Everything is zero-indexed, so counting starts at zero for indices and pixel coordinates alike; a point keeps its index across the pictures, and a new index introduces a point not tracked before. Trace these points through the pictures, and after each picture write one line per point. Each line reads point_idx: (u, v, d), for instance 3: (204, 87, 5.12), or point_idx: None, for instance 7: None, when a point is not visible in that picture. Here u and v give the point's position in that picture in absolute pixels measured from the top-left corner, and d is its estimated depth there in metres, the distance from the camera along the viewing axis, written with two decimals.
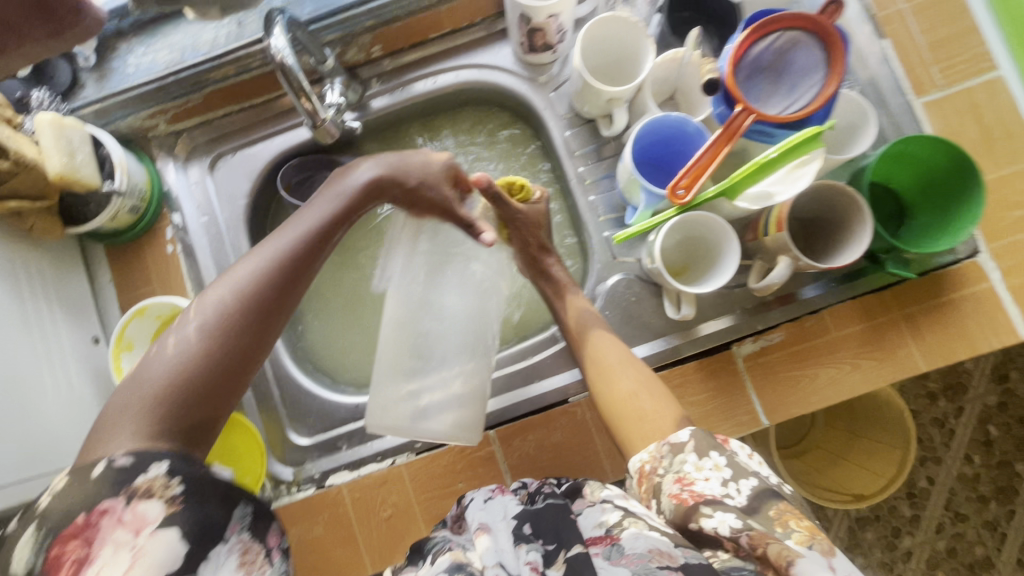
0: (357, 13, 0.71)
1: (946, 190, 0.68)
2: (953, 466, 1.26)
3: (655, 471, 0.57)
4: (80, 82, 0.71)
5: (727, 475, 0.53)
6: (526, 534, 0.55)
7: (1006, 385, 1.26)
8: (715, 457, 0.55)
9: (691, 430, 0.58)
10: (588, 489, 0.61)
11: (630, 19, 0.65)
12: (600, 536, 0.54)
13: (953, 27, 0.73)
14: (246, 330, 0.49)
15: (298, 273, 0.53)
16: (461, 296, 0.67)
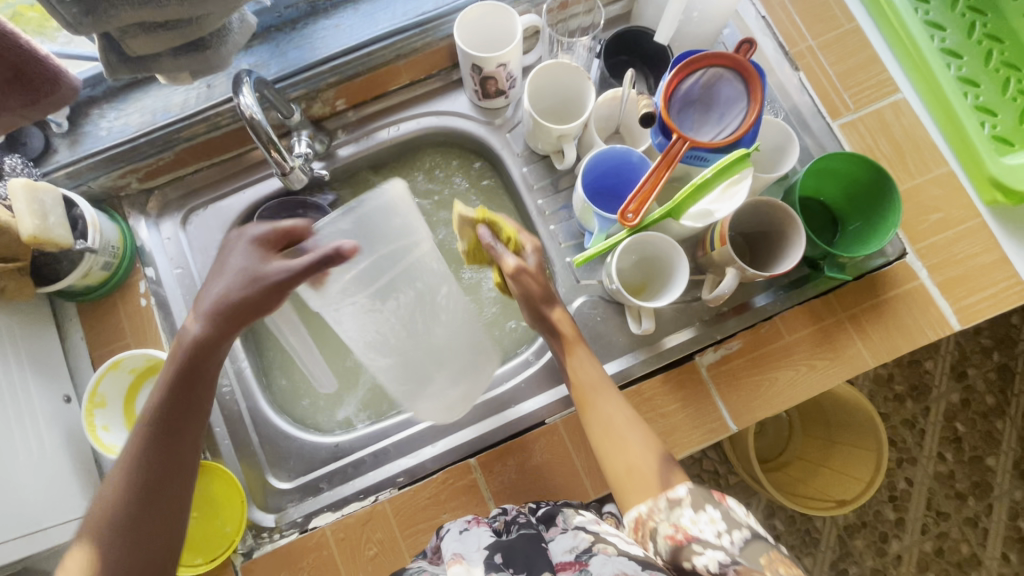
0: (320, 71, 0.76)
1: (869, 198, 0.75)
2: (929, 465, 1.30)
3: (651, 518, 0.59)
4: (52, 147, 0.74)
5: (722, 527, 0.54)
6: (497, 564, 0.57)
7: (966, 382, 1.33)
8: (711, 511, 0.56)
9: (688, 485, 0.59)
10: (562, 518, 0.64)
11: (572, 65, 0.72)
12: (568, 560, 0.57)
13: (858, 58, 0.82)
14: (163, 475, 0.54)
15: (195, 405, 0.58)
16: (444, 318, 0.68)
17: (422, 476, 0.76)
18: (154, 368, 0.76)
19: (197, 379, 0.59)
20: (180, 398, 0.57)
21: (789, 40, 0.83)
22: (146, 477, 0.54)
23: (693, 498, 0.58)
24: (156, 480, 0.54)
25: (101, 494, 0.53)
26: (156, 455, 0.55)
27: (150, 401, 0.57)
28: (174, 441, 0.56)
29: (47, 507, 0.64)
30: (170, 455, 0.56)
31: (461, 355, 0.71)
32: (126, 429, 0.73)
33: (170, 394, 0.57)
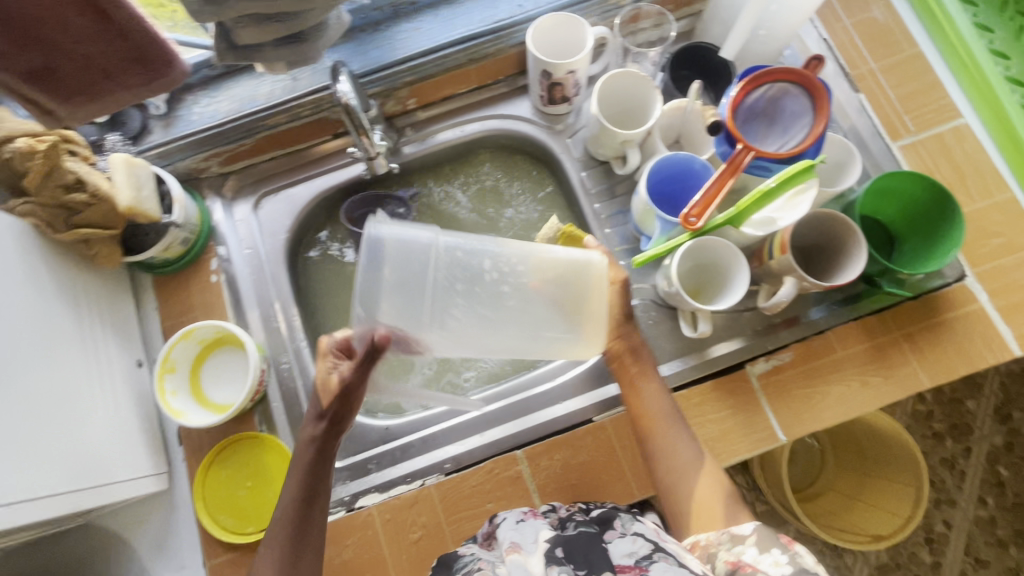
0: (398, 70, 0.80)
1: (929, 219, 0.75)
2: (969, 508, 1.26)
3: (713, 547, 0.60)
4: (148, 128, 0.79)
5: (788, 571, 0.54)
6: (557, 557, 0.60)
7: (1010, 425, 1.28)
8: (778, 554, 0.56)
9: (755, 525, 0.59)
10: (620, 521, 0.66)
11: (638, 73, 0.75)
12: (629, 564, 0.59)
13: (919, 82, 0.83)
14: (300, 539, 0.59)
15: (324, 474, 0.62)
16: (533, 288, 0.59)
17: (468, 464, 0.77)
18: (220, 342, 0.80)
19: (322, 467, 0.62)
20: (309, 491, 0.60)
21: (849, 62, 0.85)
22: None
23: (759, 537, 0.58)
24: (295, 572, 0.57)
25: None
26: (296, 549, 0.58)
27: (280, 507, 0.60)
28: (307, 531, 0.60)
29: (117, 462, 0.67)
30: (307, 545, 0.59)
31: (553, 313, 0.60)
32: (191, 397, 0.76)
33: (300, 491, 0.60)
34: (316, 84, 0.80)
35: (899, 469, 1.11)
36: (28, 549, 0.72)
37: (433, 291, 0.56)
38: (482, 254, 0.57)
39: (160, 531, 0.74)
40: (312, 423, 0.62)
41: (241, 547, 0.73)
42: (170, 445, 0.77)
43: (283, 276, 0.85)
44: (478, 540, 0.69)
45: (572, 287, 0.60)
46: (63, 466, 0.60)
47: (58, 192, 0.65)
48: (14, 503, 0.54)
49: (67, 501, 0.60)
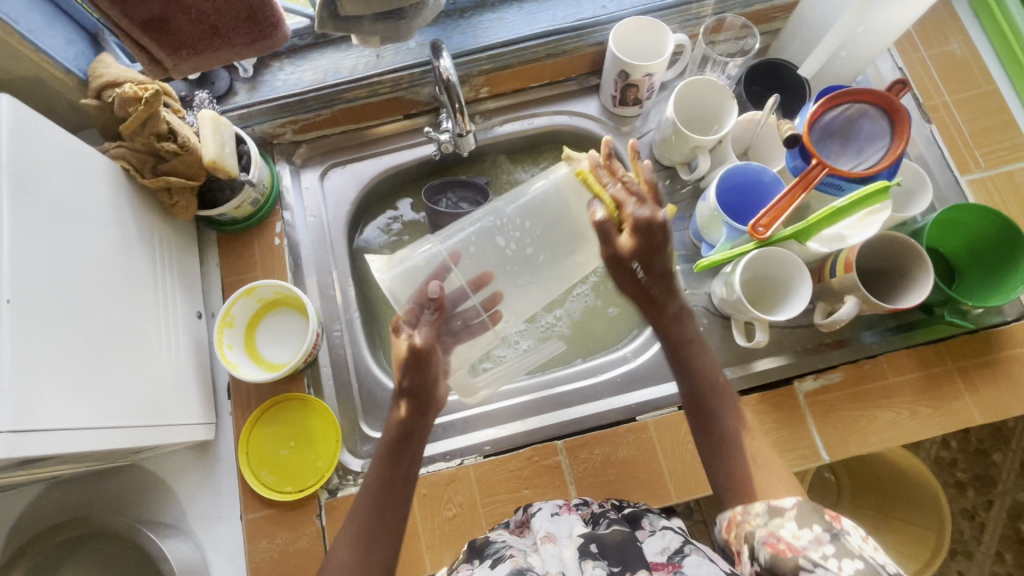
0: (478, 57, 0.82)
1: (996, 254, 0.74)
2: (984, 563, 1.19)
3: (744, 524, 0.53)
4: (234, 90, 0.82)
5: (830, 550, 0.47)
6: (592, 552, 0.53)
7: None
8: (819, 530, 0.49)
9: (797, 498, 0.52)
10: (648, 521, 0.60)
11: (717, 82, 0.76)
12: (662, 562, 0.54)
13: (992, 119, 0.83)
14: (382, 509, 0.57)
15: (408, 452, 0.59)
16: (538, 223, 0.62)
17: (507, 449, 0.78)
18: (277, 302, 0.81)
19: (407, 450, 0.59)
20: (388, 477, 0.58)
21: (924, 93, 0.85)
22: (363, 566, 0.54)
23: (799, 512, 0.50)
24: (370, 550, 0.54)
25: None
26: (372, 537, 0.55)
27: (361, 493, 0.58)
28: (385, 520, 0.56)
29: (174, 405, 0.69)
30: (383, 535, 0.56)
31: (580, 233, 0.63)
32: (245, 352, 0.78)
33: (381, 476, 0.58)
34: (397, 64, 0.82)
35: (922, 514, 1.06)
36: (75, 482, 0.74)
37: (469, 271, 0.63)
38: (493, 232, 0.63)
39: (200, 480, 0.75)
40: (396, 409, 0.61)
41: (277, 505, 0.73)
42: (220, 397, 0.79)
43: (342, 246, 0.87)
44: (508, 527, 0.64)
45: (575, 208, 0.61)
46: (131, 400, 0.62)
47: (152, 139, 0.68)
48: (91, 428, 0.56)
49: (131, 435, 0.61)
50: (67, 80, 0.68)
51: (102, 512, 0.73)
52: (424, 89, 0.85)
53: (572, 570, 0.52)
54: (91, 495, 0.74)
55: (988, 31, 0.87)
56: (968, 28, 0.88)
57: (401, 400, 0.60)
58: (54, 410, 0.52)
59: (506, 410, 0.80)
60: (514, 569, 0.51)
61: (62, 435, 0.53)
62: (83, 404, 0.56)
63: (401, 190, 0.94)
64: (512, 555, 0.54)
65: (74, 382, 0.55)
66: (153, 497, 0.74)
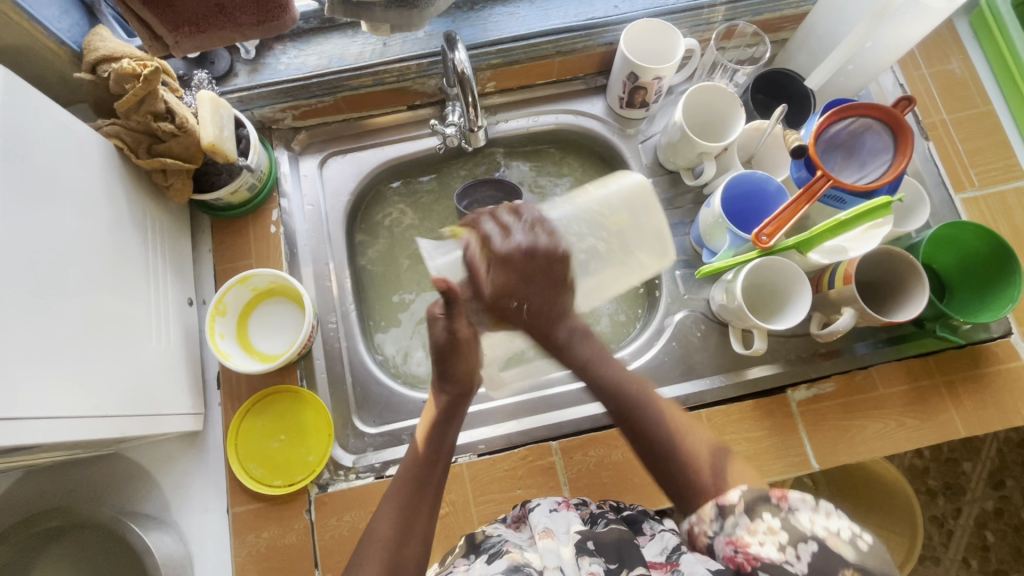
0: (486, 52, 0.81)
1: (987, 272, 0.75)
2: (951, 568, 1.23)
3: (704, 532, 0.51)
4: (234, 72, 0.80)
5: (784, 539, 0.45)
6: (588, 548, 0.53)
7: (1003, 491, 1.24)
8: (769, 519, 0.47)
9: (741, 487, 0.50)
10: (648, 525, 0.60)
11: (727, 90, 0.76)
12: (660, 561, 0.52)
13: (988, 139, 0.85)
14: (421, 479, 0.59)
15: (443, 428, 0.63)
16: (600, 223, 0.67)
17: (501, 448, 0.77)
18: (271, 292, 0.79)
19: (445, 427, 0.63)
20: (430, 452, 0.61)
21: (923, 111, 0.87)
22: (401, 533, 0.55)
23: (745, 504, 0.49)
24: (413, 517, 0.56)
25: (366, 549, 0.54)
26: (413, 506, 0.57)
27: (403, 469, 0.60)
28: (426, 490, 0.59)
29: (164, 395, 0.68)
30: (421, 505, 0.57)
31: (642, 238, 0.68)
32: (236, 341, 0.76)
33: (424, 451, 0.61)
34: (405, 53, 0.80)
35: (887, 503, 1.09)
36: (55, 470, 0.71)
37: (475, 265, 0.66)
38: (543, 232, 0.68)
39: (186, 472, 0.73)
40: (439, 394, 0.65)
41: (266, 499, 0.72)
42: (209, 387, 0.77)
43: (339, 236, 0.85)
44: (505, 522, 0.63)
45: (635, 204, 0.68)
46: (120, 389, 0.60)
47: (148, 118, 0.66)
48: (76, 417, 0.54)
49: (117, 425, 0.59)
50: (60, 52, 0.65)
51: (82, 501, 0.71)
52: (430, 80, 0.84)
53: (569, 566, 0.51)
54: (72, 484, 0.71)
55: (987, 52, 0.89)
56: (969, 48, 0.89)
57: (445, 386, 0.65)
58: (42, 394, 0.51)
59: (500, 409, 0.79)
60: (511, 565, 0.50)
61: (44, 424, 0.51)
62: (69, 389, 0.54)
63: (401, 182, 0.93)
64: (509, 550, 0.53)
65: (60, 365, 0.53)
66: (136, 488, 0.72)
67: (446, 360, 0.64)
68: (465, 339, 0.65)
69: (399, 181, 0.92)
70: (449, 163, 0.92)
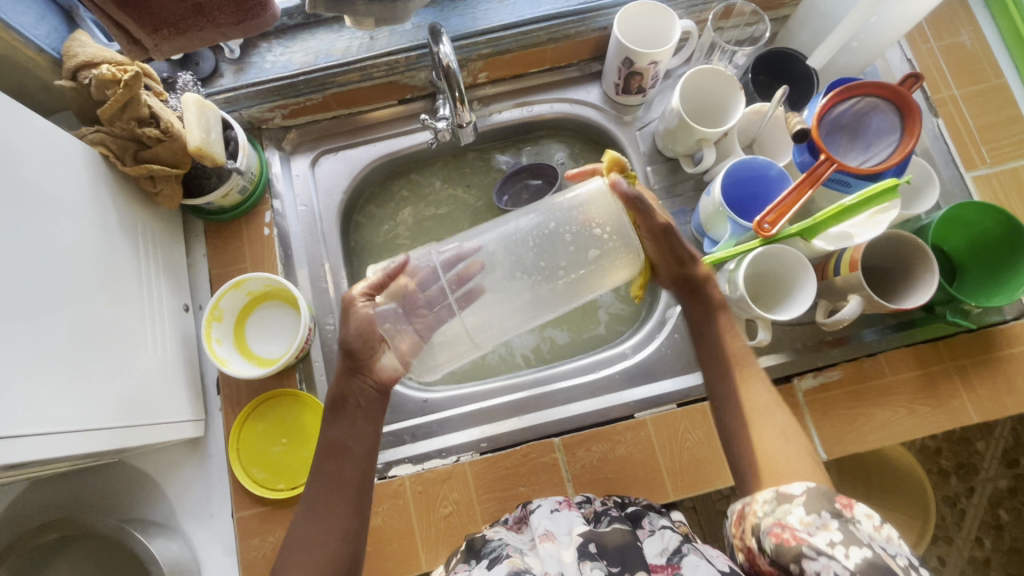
0: (476, 41, 0.79)
1: (999, 252, 0.73)
2: (964, 548, 1.22)
3: (756, 514, 0.51)
4: (220, 72, 0.78)
5: (837, 537, 0.44)
6: (590, 552, 0.52)
7: (1017, 469, 1.22)
8: (827, 518, 0.46)
9: (807, 484, 0.50)
10: (648, 520, 0.59)
11: (726, 72, 0.74)
12: (661, 563, 0.52)
13: (1000, 114, 0.82)
14: (337, 473, 0.57)
15: (357, 413, 0.60)
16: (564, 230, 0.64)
17: (503, 446, 0.76)
18: (267, 295, 0.78)
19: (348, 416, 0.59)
20: (341, 441, 0.58)
21: (932, 86, 0.83)
22: (326, 528, 0.54)
23: (808, 498, 0.48)
24: (332, 512, 0.55)
25: (291, 553, 0.53)
26: (335, 499, 0.56)
27: (316, 460, 0.58)
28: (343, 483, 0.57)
29: (162, 403, 0.67)
30: (344, 497, 0.56)
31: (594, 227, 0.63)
32: (234, 347, 0.76)
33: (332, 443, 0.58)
34: (392, 46, 0.78)
35: (902, 479, 1.07)
36: (60, 479, 0.71)
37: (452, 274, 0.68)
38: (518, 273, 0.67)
39: (191, 477, 0.73)
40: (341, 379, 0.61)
41: (269, 502, 0.72)
42: (209, 392, 0.76)
43: (334, 235, 0.84)
44: (506, 523, 0.62)
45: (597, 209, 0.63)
46: (117, 400, 0.60)
47: (132, 124, 0.65)
48: (72, 430, 0.54)
49: (115, 437, 0.59)
50: (40, 59, 0.63)
51: (88, 510, 0.71)
52: (420, 73, 0.82)
53: (570, 570, 0.50)
54: (78, 493, 0.72)
55: (999, 23, 0.85)
56: (980, 19, 0.86)
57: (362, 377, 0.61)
58: (42, 407, 0.51)
59: (502, 406, 0.79)
60: (512, 570, 0.49)
61: (42, 441, 0.51)
62: (68, 401, 0.54)
63: (395, 178, 0.91)
64: (510, 555, 0.52)
65: (59, 376, 0.54)
66: (141, 495, 0.73)
67: (356, 359, 0.60)
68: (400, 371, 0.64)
69: (393, 176, 0.91)
70: (442, 156, 0.91)
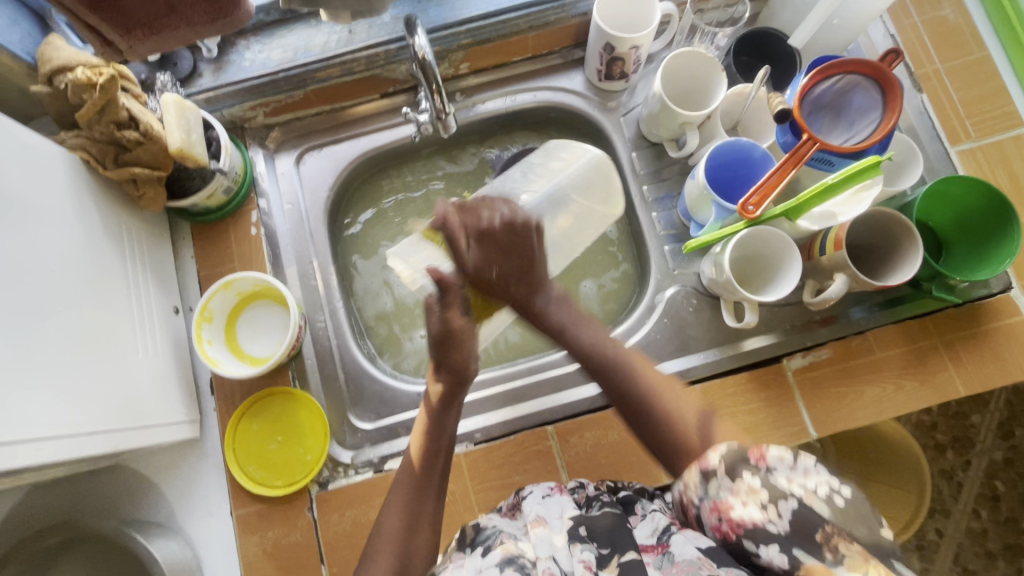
0: (456, 32, 0.78)
1: (984, 227, 0.73)
2: (962, 519, 1.23)
3: (692, 500, 0.50)
4: (198, 72, 0.78)
5: (765, 498, 0.44)
6: (580, 535, 0.53)
7: (1012, 441, 1.23)
8: (750, 478, 0.45)
9: (721, 448, 0.48)
10: (640, 506, 0.60)
11: (706, 54, 0.73)
12: (651, 543, 0.53)
13: (983, 88, 0.82)
14: (421, 473, 0.60)
15: (443, 416, 0.63)
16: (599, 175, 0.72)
17: (498, 435, 0.77)
18: (257, 295, 0.79)
19: (449, 417, 0.63)
20: (432, 442, 0.61)
21: (915, 61, 0.83)
22: (411, 525, 0.56)
23: (727, 466, 0.47)
24: (420, 511, 0.57)
25: (378, 546, 0.55)
26: (419, 499, 0.58)
27: (411, 458, 0.61)
28: (431, 479, 0.60)
29: (156, 406, 0.68)
30: (427, 495, 0.59)
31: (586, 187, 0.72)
32: (226, 347, 0.76)
33: (427, 442, 0.61)
34: (372, 39, 0.78)
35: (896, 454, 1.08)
36: (58, 484, 0.72)
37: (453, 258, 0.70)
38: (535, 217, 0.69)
39: (189, 477, 0.74)
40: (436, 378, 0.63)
41: (267, 499, 0.73)
42: (203, 393, 0.77)
43: (321, 232, 0.84)
44: (500, 510, 0.62)
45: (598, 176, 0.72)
46: (108, 404, 0.60)
47: (111, 128, 0.65)
48: (63, 436, 0.54)
49: (110, 440, 0.60)
50: (15, 65, 0.63)
51: (88, 513, 0.72)
52: (401, 66, 0.81)
53: (562, 554, 0.51)
54: (76, 497, 0.72)
55: None
56: None
57: (440, 372, 0.63)
58: (35, 411, 0.52)
59: (495, 396, 0.79)
60: (504, 558, 0.50)
61: (36, 446, 0.51)
62: (60, 405, 0.55)
63: (384, 172, 0.91)
64: (502, 542, 0.53)
65: (50, 380, 0.54)
66: (140, 496, 0.73)
67: (443, 348, 0.62)
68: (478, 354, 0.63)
69: (380, 171, 0.90)
70: (427, 150, 0.90)
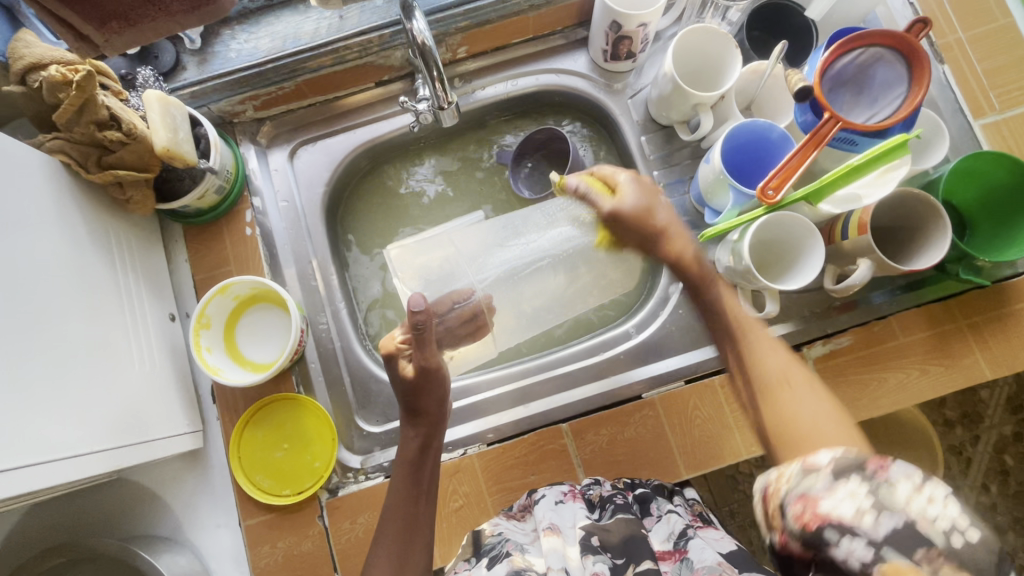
0: (453, 14, 0.74)
1: (1013, 204, 0.70)
2: (971, 494, 1.22)
3: (776, 490, 0.41)
4: (182, 65, 0.74)
5: (868, 505, 0.36)
6: (594, 545, 0.51)
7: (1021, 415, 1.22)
8: (855, 483, 0.37)
9: (833, 451, 0.40)
10: (656, 505, 0.59)
11: (720, 30, 0.69)
12: (668, 549, 0.52)
13: (1007, 58, 0.78)
14: (404, 521, 0.59)
15: (419, 461, 0.63)
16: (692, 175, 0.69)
17: (510, 435, 0.75)
18: (254, 298, 0.76)
19: (426, 466, 0.63)
20: (411, 488, 0.62)
21: (937, 31, 0.79)
22: (399, 574, 0.56)
23: (835, 468, 0.39)
24: (407, 556, 0.57)
25: None
26: (407, 548, 0.58)
27: (388, 507, 0.61)
28: (415, 527, 0.59)
29: (157, 420, 0.65)
30: (415, 542, 0.58)
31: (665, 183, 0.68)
32: (226, 354, 0.73)
33: (405, 487, 0.62)
34: (364, 25, 0.73)
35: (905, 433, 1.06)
36: (60, 501, 0.70)
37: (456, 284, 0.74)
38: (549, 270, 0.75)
39: (195, 488, 0.72)
40: (410, 433, 0.65)
41: (276, 509, 0.71)
42: (205, 402, 0.74)
43: (319, 230, 0.80)
44: (511, 512, 0.62)
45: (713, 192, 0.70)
46: (107, 421, 0.57)
47: (92, 129, 0.61)
48: (60, 459, 0.52)
49: (107, 460, 0.57)
50: None
51: (94, 529, 0.70)
52: (396, 52, 0.77)
53: (575, 567, 0.49)
54: (80, 514, 0.70)
55: None
56: None
57: (416, 421, 0.65)
58: (28, 435, 0.49)
59: (506, 395, 0.77)
60: (512, 569, 0.49)
61: (28, 473, 0.48)
62: (54, 426, 0.52)
63: (381, 165, 0.87)
64: (512, 553, 0.52)
65: (43, 402, 0.51)
66: (145, 510, 0.71)
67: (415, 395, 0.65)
68: (433, 371, 0.65)
69: (377, 164, 0.87)
70: (425, 140, 0.86)
